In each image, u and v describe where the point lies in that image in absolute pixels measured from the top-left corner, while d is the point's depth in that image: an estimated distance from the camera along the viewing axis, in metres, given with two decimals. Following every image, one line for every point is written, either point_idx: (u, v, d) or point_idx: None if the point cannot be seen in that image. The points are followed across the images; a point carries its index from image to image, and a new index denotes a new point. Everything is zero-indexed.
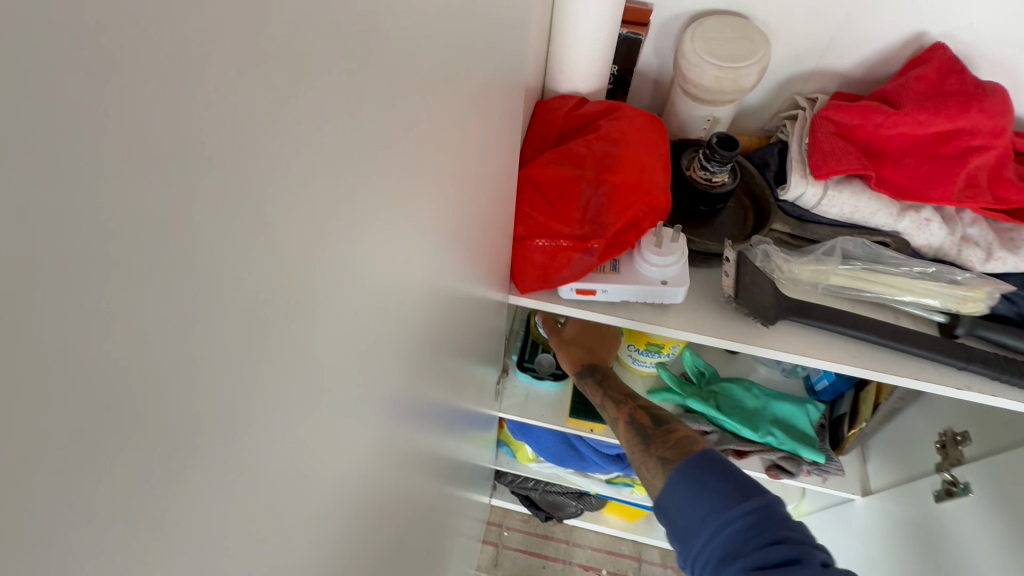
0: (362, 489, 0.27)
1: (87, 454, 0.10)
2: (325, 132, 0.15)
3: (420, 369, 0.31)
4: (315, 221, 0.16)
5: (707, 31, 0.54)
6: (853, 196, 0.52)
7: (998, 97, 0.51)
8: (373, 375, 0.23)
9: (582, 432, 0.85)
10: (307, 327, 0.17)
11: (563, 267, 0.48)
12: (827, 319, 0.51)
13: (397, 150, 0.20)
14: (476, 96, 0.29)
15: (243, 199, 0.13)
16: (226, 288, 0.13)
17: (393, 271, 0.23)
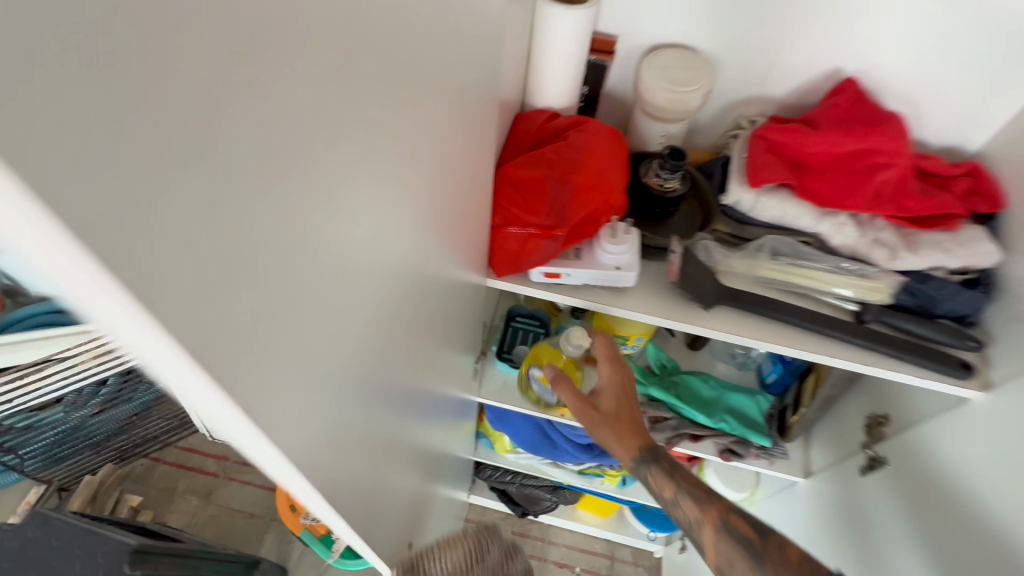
0: (365, 401, 0.34)
1: (236, 282, 0.18)
2: (355, 108, 0.23)
3: (406, 312, 0.38)
4: (348, 171, 0.24)
5: (660, 60, 0.63)
6: (781, 203, 0.62)
7: (897, 123, 0.61)
8: (373, 299, 0.31)
9: (553, 416, 0.92)
10: (335, 241, 0.24)
11: (533, 252, 0.56)
12: (756, 304, 0.61)
13: (396, 128, 0.28)
14: (457, 97, 0.38)
15: (313, 141, 0.20)
16: (299, 197, 0.21)
17: (390, 219, 0.30)
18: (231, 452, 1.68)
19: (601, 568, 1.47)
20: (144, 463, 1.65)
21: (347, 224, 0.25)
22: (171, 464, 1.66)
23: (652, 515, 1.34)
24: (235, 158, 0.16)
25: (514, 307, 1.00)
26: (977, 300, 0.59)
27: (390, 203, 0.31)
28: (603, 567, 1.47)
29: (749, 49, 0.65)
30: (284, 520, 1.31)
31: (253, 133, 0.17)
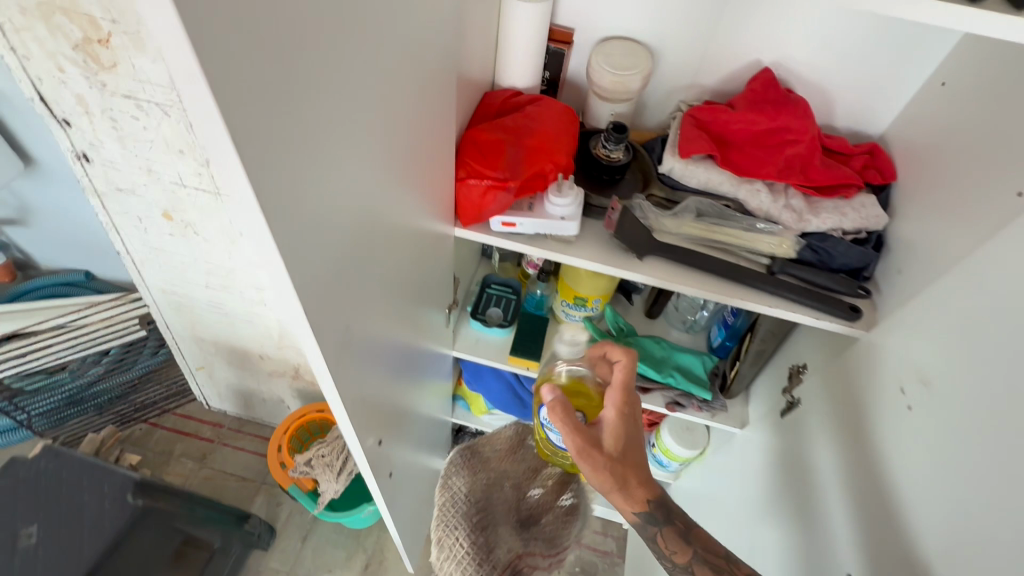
0: (327, 275, 0.45)
1: (232, 119, 0.28)
2: (323, 33, 0.34)
3: (366, 221, 0.49)
4: (319, 84, 0.35)
5: (607, 49, 0.75)
6: (705, 170, 0.73)
7: (803, 106, 0.72)
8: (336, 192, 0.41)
9: (520, 369, 1.02)
10: (304, 130, 0.35)
11: (490, 202, 0.67)
12: (681, 255, 0.72)
13: (354, 60, 0.39)
14: (413, 54, 0.49)
15: (287, 46, 0.31)
16: (278, 82, 0.31)
17: (350, 133, 0.41)
18: (228, 420, 1.78)
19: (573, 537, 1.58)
20: (146, 427, 1.76)
21: (314, 122, 0.37)
22: (170, 430, 1.76)
23: None
24: (236, 37, 0.27)
25: (488, 276, 1.11)
26: (866, 254, 0.70)
27: (352, 119, 0.42)
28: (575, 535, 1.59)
29: (683, 41, 0.76)
30: (275, 475, 1.41)
31: (248, 25, 0.27)
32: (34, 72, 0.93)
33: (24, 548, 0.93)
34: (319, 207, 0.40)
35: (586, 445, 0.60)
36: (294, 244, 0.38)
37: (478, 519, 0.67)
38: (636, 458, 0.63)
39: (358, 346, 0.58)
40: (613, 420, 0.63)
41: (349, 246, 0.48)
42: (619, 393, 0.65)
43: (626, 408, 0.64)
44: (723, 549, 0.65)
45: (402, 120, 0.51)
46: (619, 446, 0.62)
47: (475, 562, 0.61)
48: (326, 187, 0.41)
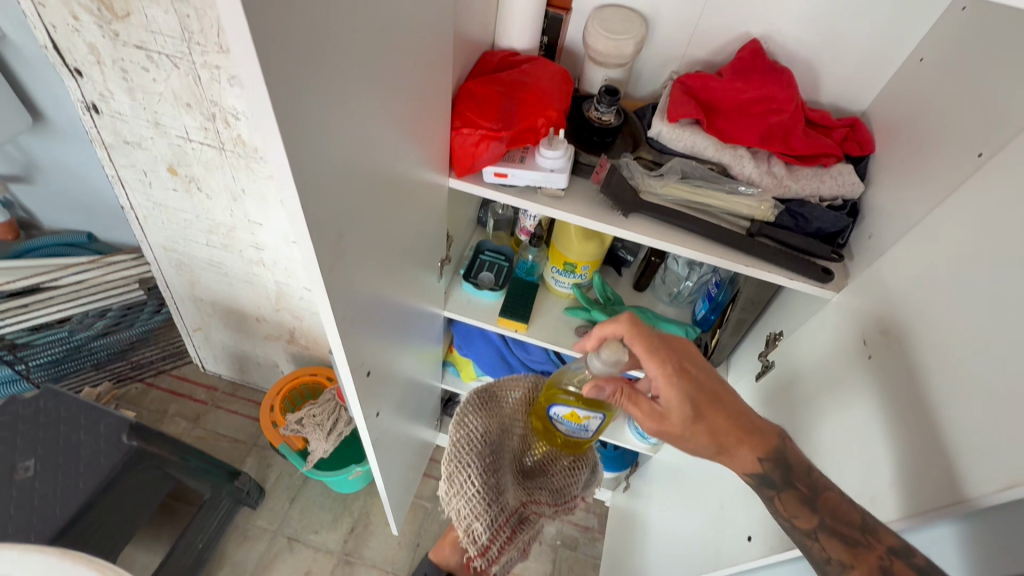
0: (336, 196, 0.48)
1: (264, 14, 0.31)
2: None
3: (369, 150, 0.52)
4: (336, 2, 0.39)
5: (603, 14, 0.78)
6: (692, 135, 0.76)
7: (787, 77, 0.76)
8: (344, 110, 0.45)
9: (508, 331, 1.05)
10: (321, 43, 0.38)
11: (484, 152, 0.71)
12: (665, 214, 0.75)
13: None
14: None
15: None
16: None
17: (359, 56, 0.44)
18: (222, 384, 1.81)
19: None
20: (140, 386, 1.78)
21: (331, 36, 0.39)
22: (165, 390, 1.79)
23: (601, 457, 1.48)
24: None
25: (482, 242, 1.15)
26: (840, 220, 0.73)
27: (364, 45, 0.45)
28: None
29: (678, 12, 0.80)
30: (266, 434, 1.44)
31: None
32: (48, 18, 0.96)
33: (21, 479, 0.97)
34: (333, 124, 0.44)
35: (652, 414, 0.62)
36: (309, 154, 0.42)
37: (490, 461, 0.69)
38: (715, 412, 0.62)
39: (356, 277, 0.61)
40: (672, 382, 0.63)
41: (356, 172, 0.51)
42: (651, 356, 0.64)
43: (675, 367, 0.63)
44: (857, 513, 0.52)
45: (409, 57, 0.54)
46: (688, 407, 0.61)
47: (483, 503, 0.65)
48: (340, 107, 0.44)
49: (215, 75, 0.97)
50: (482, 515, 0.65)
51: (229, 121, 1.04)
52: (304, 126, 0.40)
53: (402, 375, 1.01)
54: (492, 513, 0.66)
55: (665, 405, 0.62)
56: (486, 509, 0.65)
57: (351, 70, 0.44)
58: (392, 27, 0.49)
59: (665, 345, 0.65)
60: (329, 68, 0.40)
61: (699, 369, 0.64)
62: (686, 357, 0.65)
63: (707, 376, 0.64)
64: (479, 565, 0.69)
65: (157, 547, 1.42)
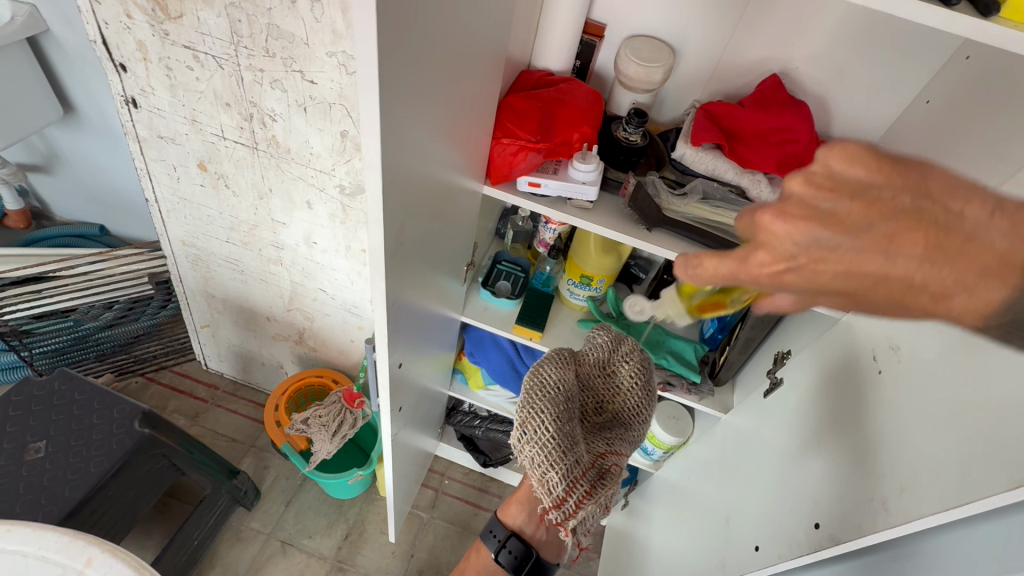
0: (386, 181, 0.52)
1: None
2: None
3: (413, 165, 0.57)
4: (404, 29, 0.43)
5: (635, 43, 0.83)
6: (714, 158, 0.81)
7: (804, 108, 0.81)
8: (395, 128, 0.49)
9: (522, 339, 1.08)
10: (387, 68, 0.43)
11: (521, 162, 0.75)
12: (685, 230, 0.80)
13: (427, 24, 0.47)
14: (472, 24, 0.57)
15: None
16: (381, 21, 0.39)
17: (416, 75, 0.49)
18: (223, 383, 1.81)
19: None
20: (140, 381, 1.78)
21: (406, 31, 0.44)
22: (165, 386, 1.78)
23: None
24: None
25: (500, 253, 1.17)
26: None
27: (422, 65, 0.49)
28: None
29: (705, 46, 0.86)
30: (269, 434, 1.44)
31: None
32: (102, 15, 1.00)
33: (32, 460, 0.97)
34: (395, 114, 0.48)
35: (862, 301, 0.43)
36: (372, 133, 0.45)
37: (565, 410, 0.73)
38: (911, 236, 0.39)
39: (390, 275, 0.64)
40: (861, 263, 0.40)
41: (405, 162, 0.55)
42: (780, 265, 0.43)
43: (832, 242, 0.40)
44: None
45: (457, 75, 0.59)
46: (913, 252, 0.39)
47: (558, 452, 0.68)
48: (399, 100, 0.48)
49: (258, 78, 1.02)
50: (557, 464, 0.68)
51: (266, 122, 1.08)
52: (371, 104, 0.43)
53: (417, 375, 1.03)
54: (567, 462, 0.68)
55: (873, 288, 0.41)
56: (562, 458, 0.68)
57: (407, 84, 0.48)
58: (452, 35, 0.54)
59: (786, 216, 0.41)
60: (393, 78, 0.45)
61: (843, 170, 0.41)
62: (820, 184, 0.41)
63: (857, 171, 0.41)
64: (555, 520, 0.69)
65: (148, 544, 1.40)
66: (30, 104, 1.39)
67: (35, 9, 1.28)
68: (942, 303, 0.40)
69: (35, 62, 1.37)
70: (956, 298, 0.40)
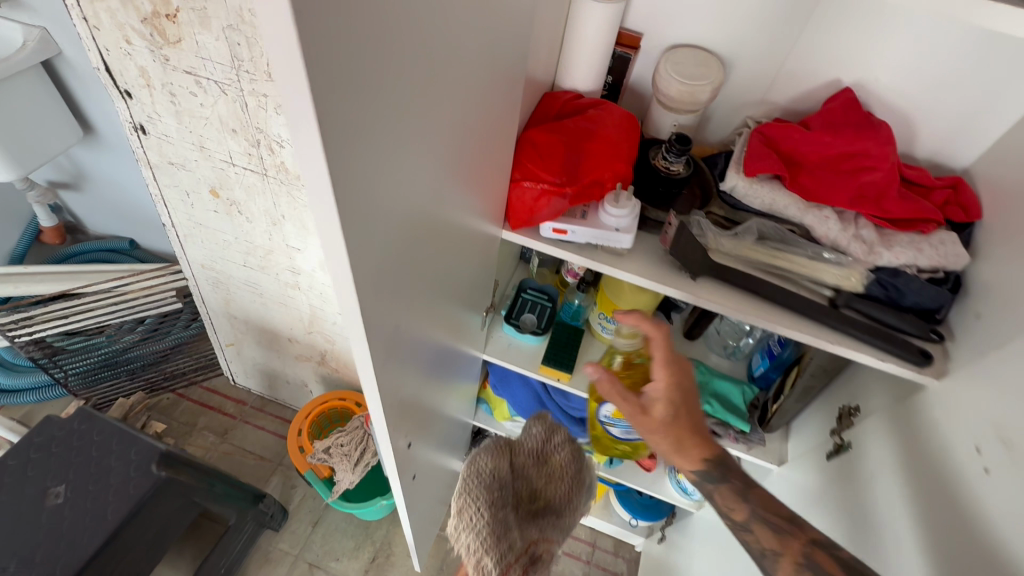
0: (386, 271, 0.43)
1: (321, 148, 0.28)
2: (404, 60, 0.33)
3: (417, 242, 0.48)
4: (397, 108, 0.34)
5: (677, 57, 0.71)
6: (772, 191, 0.69)
7: (885, 130, 0.68)
8: (396, 216, 0.41)
9: (550, 379, 0.99)
10: (378, 158, 0.34)
11: (544, 207, 0.65)
12: (739, 279, 0.68)
13: (428, 88, 0.38)
14: (483, 66, 0.47)
15: (373, 77, 0.30)
16: (362, 112, 0.30)
17: (417, 149, 0.40)
18: (251, 398, 1.80)
19: (582, 554, 1.53)
20: (172, 397, 1.79)
21: (401, 98, 0.35)
22: (196, 402, 1.79)
23: (636, 503, 1.41)
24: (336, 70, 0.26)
25: (526, 280, 1.08)
26: (941, 295, 0.65)
27: (422, 134, 0.40)
28: (585, 553, 1.54)
29: (761, 56, 0.73)
30: (292, 459, 1.41)
31: (344, 60, 0.27)
32: (102, 42, 0.95)
33: (52, 506, 0.96)
34: (392, 196, 0.38)
35: (649, 427, 0.63)
36: (364, 235, 0.36)
37: (503, 498, 0.55)
38: (693, 418, 0.64)
39: (399, 350, 0.56)
40: (687, 406, 0.63)
41: (409, 242, 0.46)
42: (673, 370, 0.64)
43: (687, 385, 0.64)
44: None
45: (467, 126, 0.49)
46: (698, 422, 0.64)
47: (491, 543, 0.51)
48: (398, 184, 0.39)
49: (262, 104, 0.95)
50: (491, 556, 0.51)
51: (274, 148, 1.01)
52: (359, 204, 0.34)
53: (436, 419, 0.96)
54: (502, 556, 0.51)
55: (665, 431, 0.63)
56: (495, 551, 0.51)
57: (405, 165, 0.39)
58: (459, 85, 0.44)
59: (682, 358, 0.65)
60: (387, 166, 0.36)
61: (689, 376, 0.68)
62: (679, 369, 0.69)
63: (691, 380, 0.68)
64: None
65: (179, 566, 1.41)
66: (49, 129, 1.37)
67: (47, 32, 1.25)
68: (680, 455, 0.63)
69: (51, 85, 1.34)
70: (682, 459, 0.64)
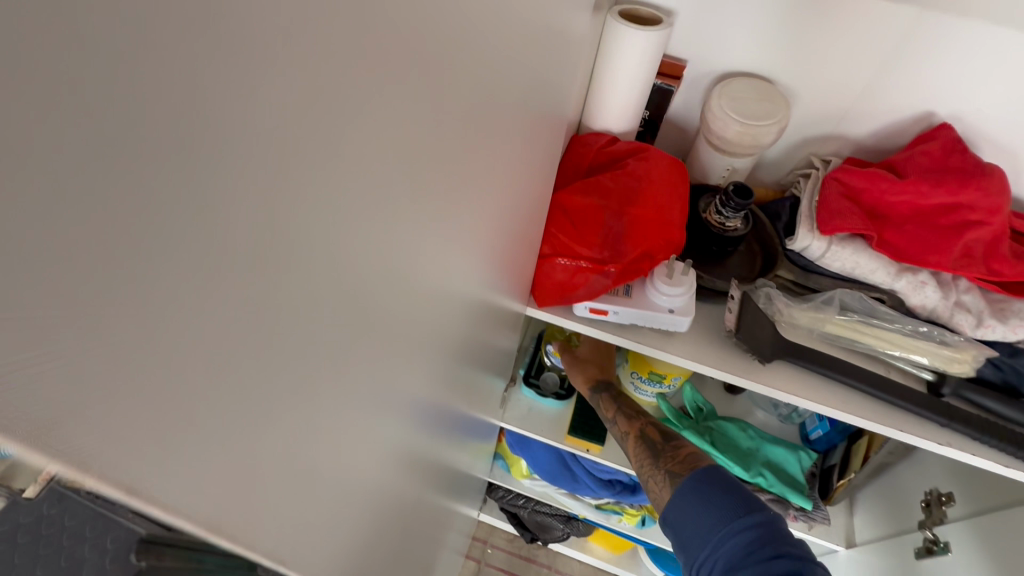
0: (389, 444, 0.31)
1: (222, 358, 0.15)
2: (405, 180, 0.21)
3: (434, 375, 0.36)
4: (397, 247, 0.22)
5: (732, 90, 0.59)
6: (855, 253, 0.57)
7: (997, 177, 0.55)
8: (402, 372, 0.28)
9: (578, 451, 0.88)
10: (364, 325, 0.22)
11: (581, 286, 0.54)
12: (821, 363, 0.55)
13: (444, 200, 0.26)
14: (514, 139, 0.35)
15: (350, 224, 0.18)
16: (326, 281, 0.18)
17: (430, 280, 0.28)
18: None
19: None
20: None
21: (405, 231, 0.23)
22: None
23: (668, 558, 1.29)
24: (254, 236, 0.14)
25: (545, 331, 0.96)
26: None
27: (436, 258, 0.28)
28: None
29: (833, 86, 0.60)
30: None
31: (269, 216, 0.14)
32: None
33: None
34: (392, 356, 0.26)
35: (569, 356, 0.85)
36: (343, 428, 0.24)
37: None
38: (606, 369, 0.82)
39: (414, 495, 0.43)
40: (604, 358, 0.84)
41: (421, 384, 0.34)
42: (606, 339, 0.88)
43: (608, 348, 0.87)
44: None
45: (496, 215, 0.37)
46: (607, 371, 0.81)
47: None
48: (404, 335, 0.27)
49: None
50: None
51: None
52: (323, 428, 0.22)
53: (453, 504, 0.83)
54: None
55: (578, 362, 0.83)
56: None
57: (413, 307, 0.27)
58: (486, 175, 0.32)
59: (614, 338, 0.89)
60: (380, 327, 0.24)
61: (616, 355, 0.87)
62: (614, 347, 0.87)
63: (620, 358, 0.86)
64: None
65: None
66: None
67: None
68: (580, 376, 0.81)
69: None
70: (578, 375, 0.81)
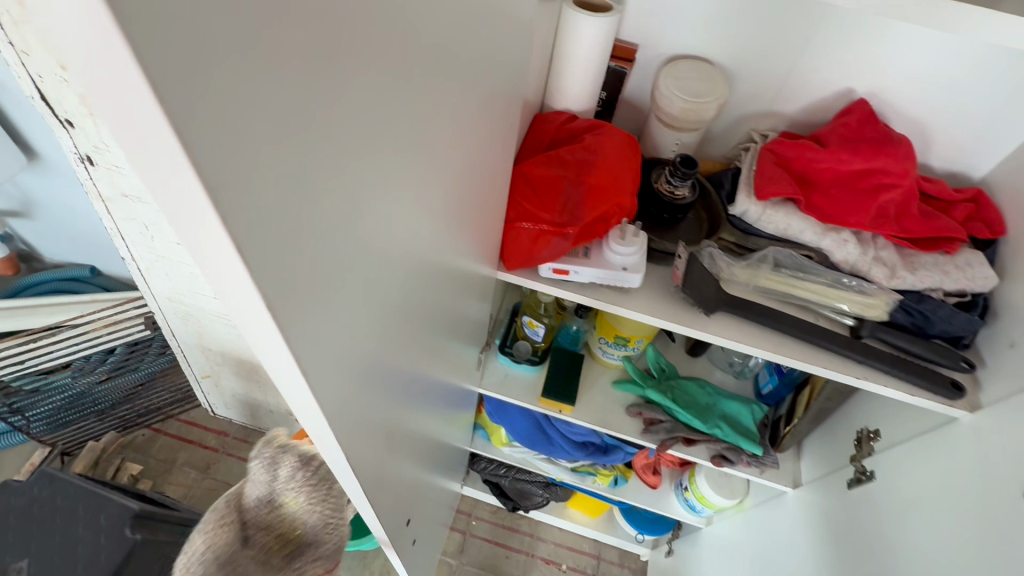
0: (380, 370, 0.37)
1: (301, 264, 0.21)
2: (398, 136, 0.27)
3: (417, 314, 0.41)
4: (391, 190, 0.28)
5: (678, 70, 0.65)
6: (786, 216, 0.64)
7: (905, 146, 0.63)
8: (393, 302, 0.34)
9: (551, 412, 0.95)
10: (369, 253, 0.28)
11: (544, 248, 0.60)
12: (756, 312, 0.63)
13: (426, 158, 0.32)
14: (481, 111, 0.41)
15: (362, 167, 0.24)
16: (347, 211, 0.24)
17: (414, 226, 0.34)
18: (233, 428, 1.59)
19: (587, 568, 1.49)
20: (147, 433, 1.56)
21: (396, 178, 0.28)
22: (174, 436, 1.57)
23: (641, 517, 1.37)
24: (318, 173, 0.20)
25: (519, 304, 1.01)
26: (972, 323, 0.61)
27: (418, 208, 0.34)
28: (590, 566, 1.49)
29: (768, 67, 0.67)
30: None
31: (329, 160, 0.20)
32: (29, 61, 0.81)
33: None
34: (387, 286, 0.32)
35: None
36: (352, 340, 0.29)
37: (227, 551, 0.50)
38: None
39: (400, 430, 0.48)
40: None
41: (405, 320, 0.39)
42: None
43: None
44: None
45: (467, 176, 0.43)
46: None
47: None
48: (396, 271, 0.32)
49: None
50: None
51: None
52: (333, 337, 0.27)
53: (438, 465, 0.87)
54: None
55: None
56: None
57: (403, 247, 0.33)
58: (458, 140, 0.37)
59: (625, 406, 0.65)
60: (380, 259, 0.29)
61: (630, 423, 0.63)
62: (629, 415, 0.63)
63: None
64: None
65: None
66: None
67: None
68: None
69: None
70: None
